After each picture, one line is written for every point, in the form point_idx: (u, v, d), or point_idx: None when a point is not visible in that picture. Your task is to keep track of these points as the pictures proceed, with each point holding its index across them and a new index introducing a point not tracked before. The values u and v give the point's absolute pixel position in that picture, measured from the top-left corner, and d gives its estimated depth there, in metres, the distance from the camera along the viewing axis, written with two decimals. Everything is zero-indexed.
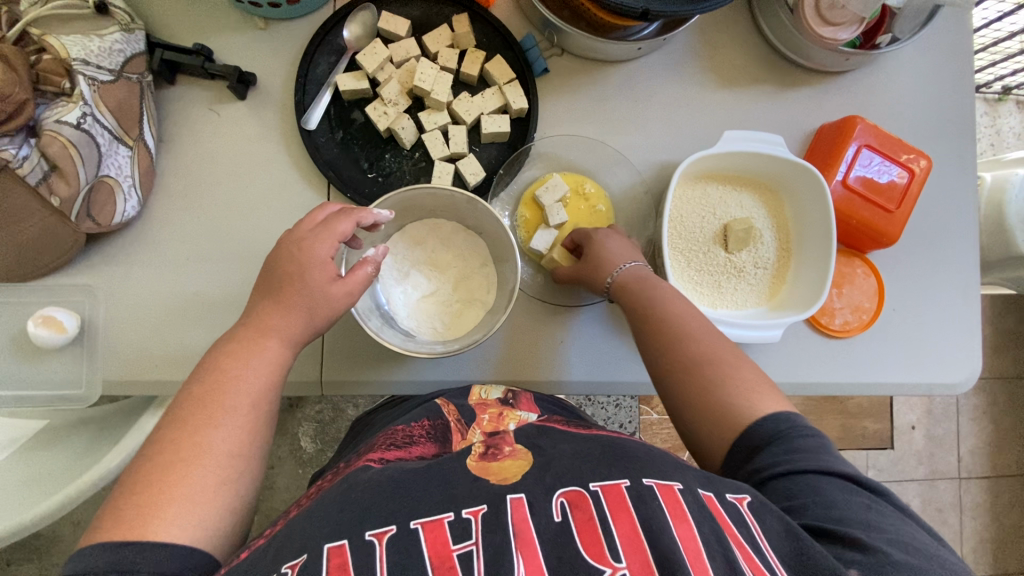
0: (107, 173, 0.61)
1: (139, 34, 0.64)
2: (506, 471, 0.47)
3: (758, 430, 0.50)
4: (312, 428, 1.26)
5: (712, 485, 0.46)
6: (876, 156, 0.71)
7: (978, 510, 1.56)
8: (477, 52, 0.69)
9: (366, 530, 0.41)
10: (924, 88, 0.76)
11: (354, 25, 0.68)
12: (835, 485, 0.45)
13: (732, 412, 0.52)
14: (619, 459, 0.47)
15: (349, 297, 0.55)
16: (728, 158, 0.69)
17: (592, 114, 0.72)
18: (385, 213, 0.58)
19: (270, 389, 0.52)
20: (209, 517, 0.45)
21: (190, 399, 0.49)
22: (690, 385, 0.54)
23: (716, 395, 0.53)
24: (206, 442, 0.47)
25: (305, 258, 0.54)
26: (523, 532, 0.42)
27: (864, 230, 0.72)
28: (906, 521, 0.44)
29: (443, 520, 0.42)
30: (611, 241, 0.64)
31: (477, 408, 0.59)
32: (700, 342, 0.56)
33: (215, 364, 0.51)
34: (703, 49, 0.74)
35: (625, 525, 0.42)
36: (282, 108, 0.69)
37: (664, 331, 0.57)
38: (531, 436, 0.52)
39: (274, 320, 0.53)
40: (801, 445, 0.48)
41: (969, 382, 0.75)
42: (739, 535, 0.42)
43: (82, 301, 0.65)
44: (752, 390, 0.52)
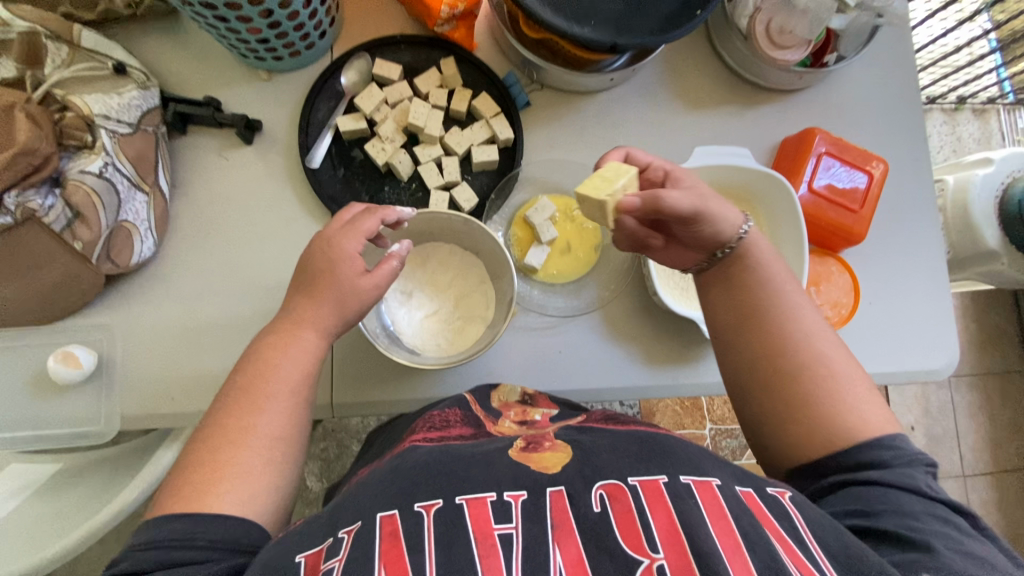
0: (126, 217, 0.66)
1: (154, 91, 0.70)
2: (547, 461, 0.49)
3: (850, 452, 0.51)
4: (318, 466, 1.27)
5: (750, 483, 0.49)
6: (838, 163, 0.77)
7: (988, 508, 1.56)
8: (465, 90, 0.75)
9: (415, 502, 0.44)
10: (875, 99, 0.83)
11: (353, 72, 0.75)
12: (900, 494, 0.48)
13: (830, 423, 0.52)
14: (658, 457, 0.49)
15: (375, 290, 0.58)
16: (701, 171, 0.75)
17: (574, 139, 0.78)
18: (407, 211, 0.62)
19: (305, 377, 0.55)
20: (258, 493, 0.49)
21: (237, 387, 0.53)
22: (789, 389, 0.54)
23: (819, 403, 0.53)
24: (253, 425, 0.51)
25: (335, 255, 0.57)
26: (562, 522, 0.43)
27: (833, 230, 0.77)
28: (978, 537, 0.47)
29: (486, 499, 0.45)
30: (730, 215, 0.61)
31: (501, 408, 0.63)
32: (816, 354, 0.55)
33: (257, 354, 0.55)
34: (671, 76, 0.81)
35: (662, 517, 0.44)
36: (288, 150, 0.74)
37: (775, 335, 0.56)
38: (572, 434, 0.54)
39: (309, 313, 0.56)
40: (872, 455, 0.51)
41: (949, 367, 0.79)
42: (780, 529, 0.44)
43: (101, 340, 0.69)
44: (866, 404, 0.54)
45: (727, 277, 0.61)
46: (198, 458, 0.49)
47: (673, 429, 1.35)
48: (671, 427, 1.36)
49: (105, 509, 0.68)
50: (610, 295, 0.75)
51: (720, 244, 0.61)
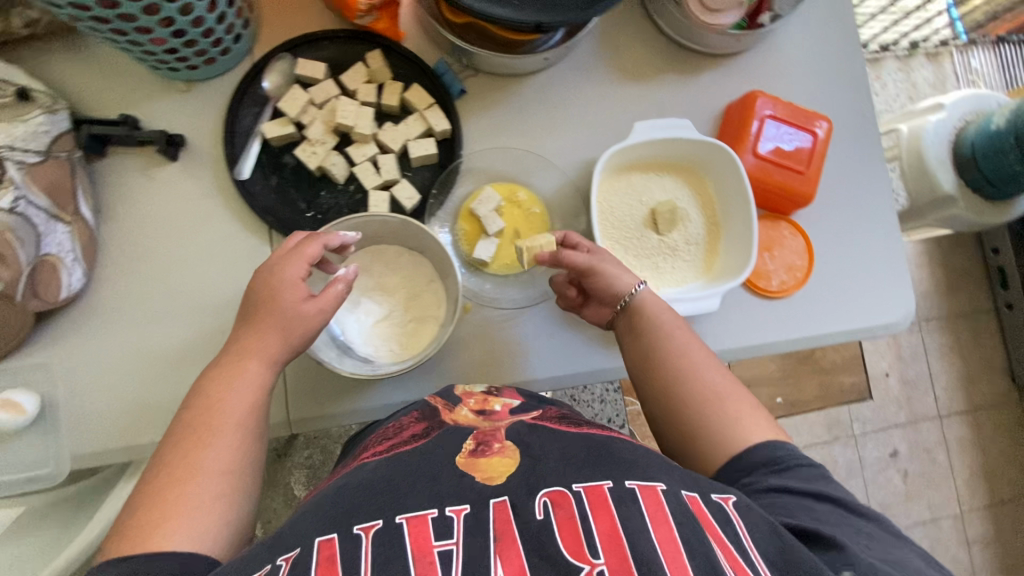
0: (48, 251, 0.63)
1: (62, 114, 0.65)
2: (493, 469, 0.49)
3: (756, 454, 0.55)
4: (304, 474, 1.26)
5: (697, 487, 0.49)
6: (782, 125, 0.76)
7: (964, 444, 1.61)
8: (395, 83, 0.72)
9: (355, 524, 0.44)
10: (816, 56, 0.81)
11: (274, 74, 0.72)
12: (830, 510, 0.50)
13: (726, 440, 0.57)
14: (603, 462, 0.50)
15: (321, 314, 0.57)
16: (644, 147, 0.73)
17: (514, 125, 0.76)
18: (351, 235, 0.60)
19: (251, 409, 0.54)
20: (207, 528, 0.47)
21: (183, 423, 0.52)
22: (689, 415, 0.59)
23: (713, 424, 0.58)
24: (199, 463, 0.50)
25: (275, 282, 0.56)
26: (505, 534, 0.44)
27: (782, 194, 0.77)
28: (900, 544, 0.48)
29: (427, 516, 0.44)
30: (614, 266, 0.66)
31: (462, 395, 0.61)
32: (703, 379, 0.60)
33: (201, 389, 0.54)
34: (608, 50, 0.78)
35: (605, 523, 0.45)
36: (215, 164, 0.71)
37: (670, 367, 0.61)
38: (521, 433, 0.53)
39: (253, 342, 0.56)
40: (804, 476, 0.54)
41: (906, 319, 0.80)
42: (723, 533, 0.45)
43: (40, 380, 0.66)
44: (751, 423, 0.58)
45: (628, 329, 0.65)
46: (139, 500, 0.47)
47: None
48: None
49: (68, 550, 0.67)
50: None
51: (617, 296, 0.65)
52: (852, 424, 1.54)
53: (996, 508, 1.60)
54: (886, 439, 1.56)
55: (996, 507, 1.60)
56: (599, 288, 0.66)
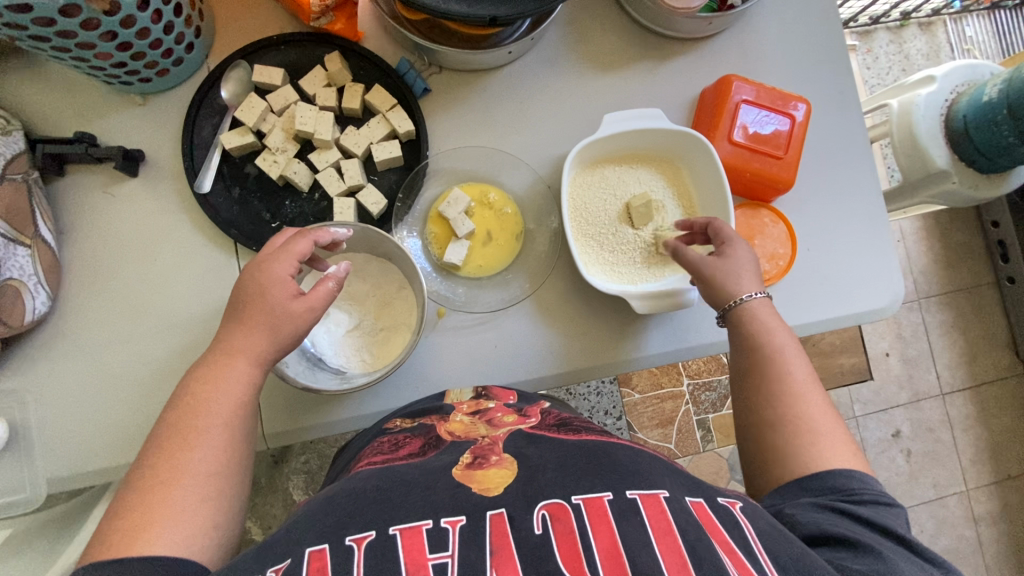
0: (9, 275, 0.62)
1: (17, 135, 0.65)
2: (489, 481, 0.47)
3: (825, 482, 0.50)
4: (302, 479, 1.25)
5: (701, 492, 0.49)
6: (758, 109, 0.73)
7: (967, 421, 1.59)
8: (355, 85, 0.70)
9: (346, 535, 0.42)
10: (792, 35, 0.79)
11: (231, 83, 0.70)
12: (888, 543, 0.45)
13: (795, 458, 0.52)
14: (604, 470, 0.48)
15: (310, 312, 0.56)
16: (615, 139, 0.71)
17: (482, 122, 0.74)
18: (342, 231, 0.60)
19: (237, 410, 0.52)
20: (194, 534, 0.45)
21: (167, 427, 0.50)
22: (767, 423, 0.55)
23: (790, 441, 0.53)
24: (181, 467, 0.47)
25: (265, 279, 0.55)
26: (501, 548, 0.42)
27: (762, 180, 0.74)
28: None
29: (421, 527, 0.43)
30: (743, 262, 0.63)
31: (454, 407, 0.63)
32: (796, 399, 0.55)
33: (187, 389, 0.52)
34: (576, 39, 0.76)
35: (605, 540, 0.43)
36: (177, 178, 0.70)
37: (763, 375, 0.58)
38: (518, 446, 0.52)
39: (239, 341, 0.54)
40: (862, 502, 0.48)
41: (896, 303, 0.77)
42: (730, 540, 0.43)
43: (12, 406, 0.65)
44: (839, 453, 0.52)
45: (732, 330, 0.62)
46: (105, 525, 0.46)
47: (652, 390, 1.35)
48: (649, 389, 1.35)
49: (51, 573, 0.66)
50: (539, 282, 0.72)
51: (726, 298, 0.63)
52: (853, 406, 1.52)
53: (1003, 484, 1.58)
54: (888, 419, 1.54)
55: (1003, 482, 1.58)
56: (713, 281, 0.63)
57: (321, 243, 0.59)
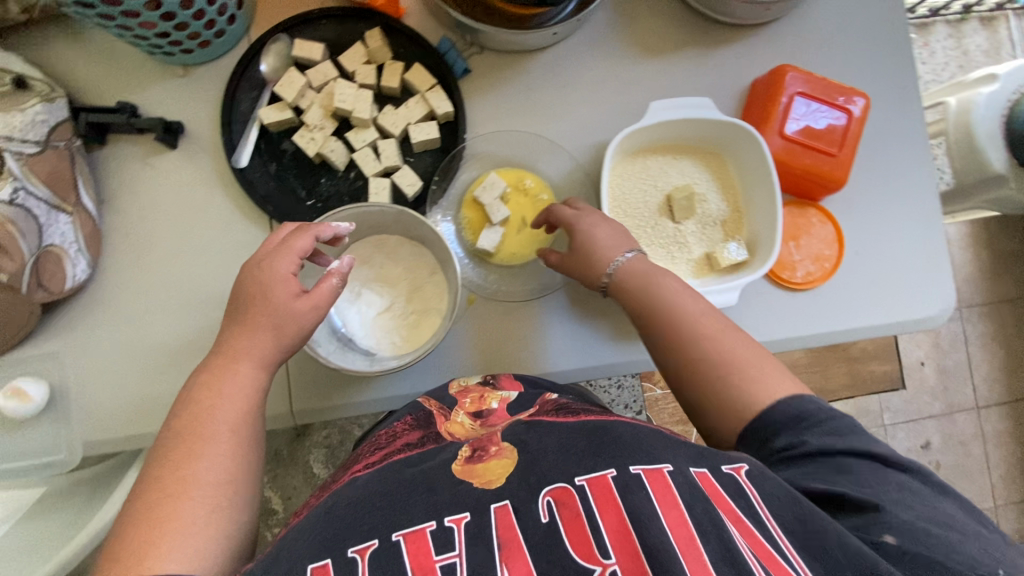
0: (52, 241, 0.62)
1: (60, 102, 0.65)
2: (491, 473, 0.47)
3: (772, 418, 0.50)
4: (322, 453, 1.27)
5: (706, 461, 0.47)
6: (812, 102, 0.70)
7: (1002, 436, 1.53)
8: (395, 63, 0.69)
9: (348, 547, 0.42)
10: (853, 24, 0.74)
11: (271, 57, 0.69)
12: (868, 466, 0.46)
13: (739, 403, 0.52)
14: (604, 447, 0.47)
15: (314, 311, 0.56)
16: (660, 128, 0.69)
17: (522, 105, 0.72)
18: (344, 225, 0.59)
19: (244, 414, 0.53)
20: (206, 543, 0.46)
21: (172, 433, 0.51)
22: (698, 380, 0.55)
23: (726, 388, 0.53)
24: (192, 474, 0.48)
25: (266, 278, 0.55)
26: (510, 541, 0.42)
27: (812, 178, 0.71)
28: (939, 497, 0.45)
29: (425, 530, 0.43)
30: (599, 230, 0.62)
31: (457, 396, 0.60)
32: (709, 343, 0.55)
33: (190, 397, 0.53)
34: (622, 22, 0.73)
35: (612, 519, 0.42)
36: (215, 151, 0.70)
37: (669, 334, 0.57)
38: (517, 432, 0.51)
39: (242, 343, 0.54)
40: (835, 426, 0.48)
41: (945, 313, 0.73)
42: (736, 510, 0.43)
43: (51, 369, 0.67)
44: (770, 380, 0.52)
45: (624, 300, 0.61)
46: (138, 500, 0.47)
47: None
48: None
49: (83, 532, 0.68)
50: None
51: (598, 274, 0.61)
52: (882, 414, 1.48)
53: None
54: (918, 430, 1.49)
55: None
56: (585, 257, 0.62)
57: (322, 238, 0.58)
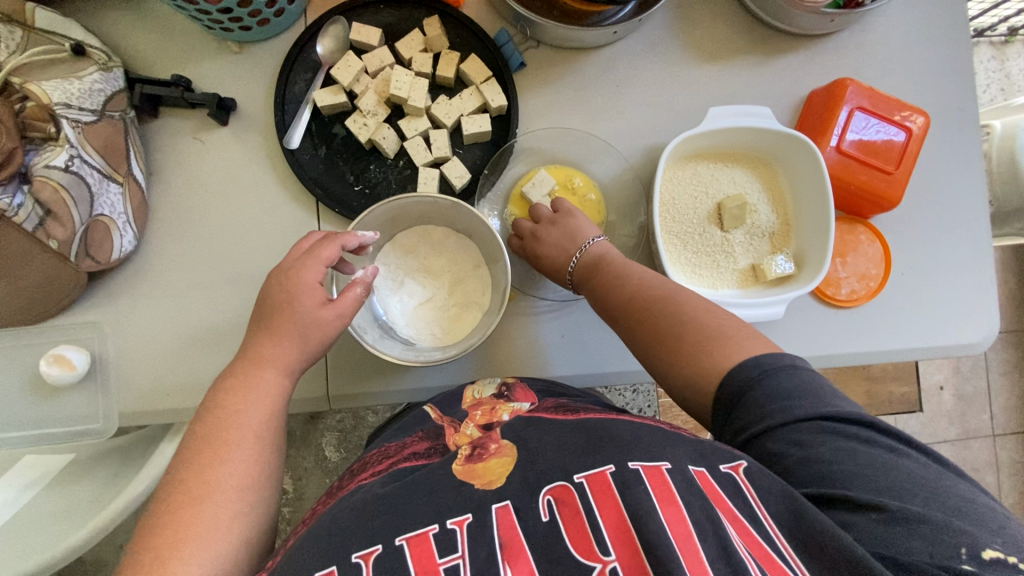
0: (101, 212, 0.62)
1: (117, 71, 0.65)
2: (491, 473, 0.46)
3: (738, 374, 0.47)
4: (335, 437, 1.25)
5: (705, 459, 0.44)
6: (871, 118, 0.69)
7: (1016, 466, 1.52)
8: (452, 53, 0.68)
9: (352, 552, 0.41)
10: (915, 41, 0.73)
11: (327, 39, 0.68)
12: (821, 432, 0.43)
13: (708, 361, 0.50)
14: (603, 444, 0.46)
15: (340, 319, 0.56)
16: (715, 134, 0.68)
17: (574, 103, 0.71)
18: (369, 235, 0.58)
19: (269, 419, 0.53)
20: (226, 551, 0.46)
21: (197, 439, 0.50)
22: (665, 349, 0.53)
23: (692, 350, 0.51)
24: (215, 479, 0.48)
25: (293, 286, 0.55)
26: (511, 541, 0.41)
27: (865, 196, 0.70)
28: (902, 453, 0.42)
29: (428, 533, 0.42)
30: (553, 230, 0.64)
31: (469, 408, 0.58)
32: (664, 305, 0.55)
33: (216, 402, 0.52)
34: (681, 25, 0.72)
35: (612, 517, 0.41)
36: (265, 130, 0.70)
37: (629, 307, 0.57)
38: (517, 429, 0.50)
39: (268, 350, 0.55)
40: (784, 389, 0.45)
41: (989, 340, 0.72)
42: (733, 509, 0.41)
43: (93, 338, 0.67)
44: (726, 342, 0.50)
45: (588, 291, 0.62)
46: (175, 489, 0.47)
47: None
48: None
49: (114, 502, 0.69)
50: None
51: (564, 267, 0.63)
52: None
53: None
54: None
55: None
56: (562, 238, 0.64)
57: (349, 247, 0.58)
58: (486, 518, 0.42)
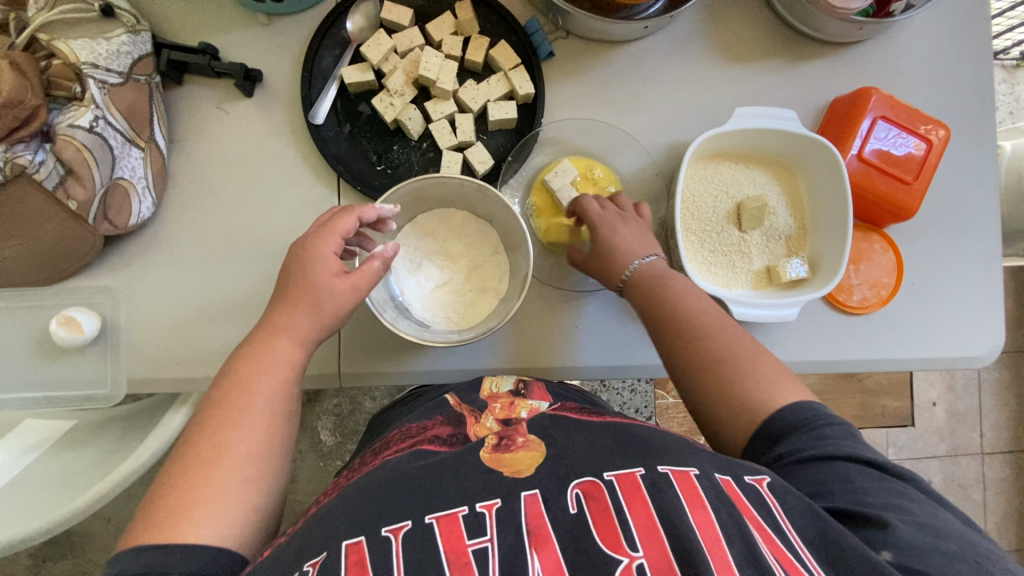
0: (121, 175, 0.62)
1: (145, 36, 0.64)
2: (520, 463, 0.47)
3: (779, 419, 0.50)
4: (331, 421, 1.24)
5: (729, 469, 0.45)
6: (893, 128, 0.69)
7: (1002, 485, 1.54)
8: (481, 38, 0.68)
9: (382, 526, 0.41)
10: (939, 55, 0.74)
11: (358, 16, 0.69)
12: (863, 472, 0.45)
13: (750, 404, 0.52)
14: (634, 448, 0.47)
15: (353, 291, 0.55)
16: (739, 135, 0.68)
17: (601, 96, 0.71)
18: (389, 208, 0.58)
19: (280, 389, 0.53)
20: (232, 517, 0.46)
21: (212, 404, 0.51)
22: (710, 377, 0.54)
23: (739, 388, 0.52)
24: (226, 444, 0.49)
25: (308, 255, 0.55)
26: (539, 528, 0.41)
27: (881, 204, 0.70)
28: (938, 507, 0.44)
29: (458, 514, 0.42)
30: (621, 234, 0.62)
31: (489, 400, 0.59)
32: (717, 339, 0.55)
33: (232, 366, 0.53)
34: (710, 25, 0.72)
35: (640, 513, 0.41)
36: (291, 104, 0.69)
37: (681, 331, 0.56)
38: (544, 427, 0.52)
39: (282, 320, 0.55)
40: (830, 434, 0.48)
41: (993, 354, 0.73)
42: (759, 518, 0.41)
43: (105, 304, 0.66)
44: (773, 381, 0.52)
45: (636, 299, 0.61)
46: (190, 450, 0.48)
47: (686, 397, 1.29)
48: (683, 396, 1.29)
49: (118, 470, 0.69)
50: None
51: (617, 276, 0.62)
52: (888, 449, 1.47)
53: None
54: (921, 468, 1.49)
55: None
56: (602, 258, 0.63)
57: (367, 221, 0.57)
58: (511, 506, 0.43)
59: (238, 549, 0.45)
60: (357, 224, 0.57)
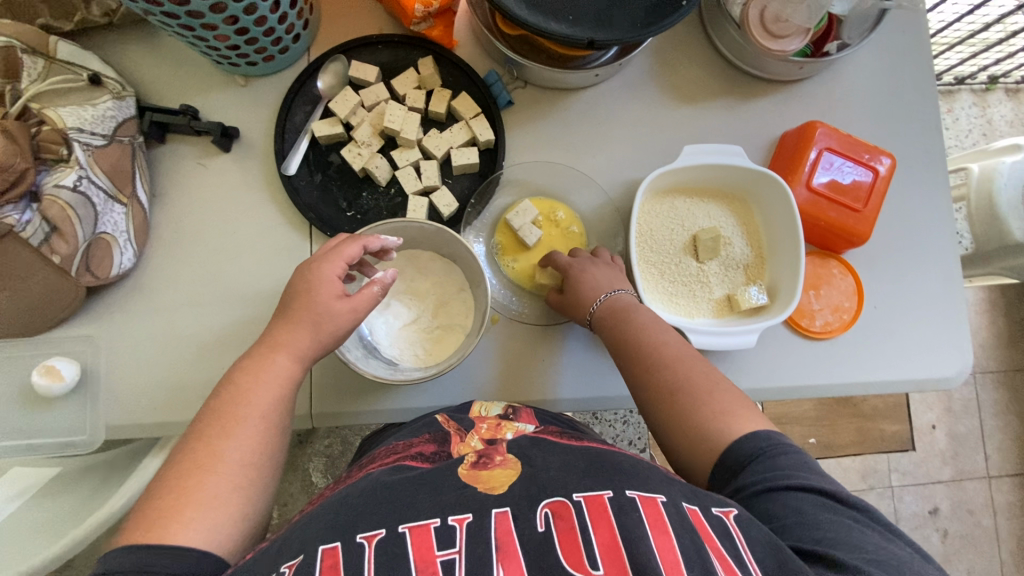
0: (104, 229, 0.65)
1: (129, 100, 0.69)
2: (495, 480, 0.47)
3: (733, 454, 0.51)
4: (322, 462, 1.24)
5: (698, 500, 0.46)
6: (840, 157, 0.72)
7: (1013, 510, 1.49)
8: (443, 90, 0.73)
9: (358, 533, 0.43)
10: (882, 88, 0.77)
11: (329, 75, 0.74)
12: (816, 504, 0.46)
13: (709, 432, 0.53)
14: (606, 472, 0.48)
15: (352, 314, 0.58)
16: (690, 171, 0.71)
17: (560, 139, 0.75)
18: (392, 239, 0.61)
19: (276, 401, 0.54)
20: (222, 523, 0.47)
21: (210, 411, 0.53)
22: (670, 407, 0.56)
23: (694, 418, 0.54)
24: (220, 452, 0.50)
25: (314, 278, 0.57)
26: (506, 545, 0.42)
27: (835, 232, 0.73)
28: (889, 537, 0.45)
29: (430, 525, 0.43)
30: (589, 273, 0.67)
31: (476, 420, 0.60)
32: (676, 369, 0.57)
33: (232, 378, 0.55)
34: (660, 69, 0.77)
35: (605, 534, 0.42)
36: (267, 158, 0.74)
37: (643, 364, 0.59)
38: (523, 446, 0.52)
39: (283, 336, 0.56)
40: (786, 465, 0.49)
41: (961, 376, 0.74)
42: (721, 548, 0.42)
43: (86, 352, 0.69)
44: (729, 413, 0.53)
45: (603, 332, 0.64)
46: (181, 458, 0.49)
47: None
48: None
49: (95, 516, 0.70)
50: None
51: (584, 311, 0.65)
52: (891, 475, 1.44)
53: None
54: (927, 494, 1.45)
55: None
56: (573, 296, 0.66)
57: (370, 249, 0.60)
58: (482, 521, 0.43)
59: (225, 553, 0.46)
60: (361, 252, 0.59)
